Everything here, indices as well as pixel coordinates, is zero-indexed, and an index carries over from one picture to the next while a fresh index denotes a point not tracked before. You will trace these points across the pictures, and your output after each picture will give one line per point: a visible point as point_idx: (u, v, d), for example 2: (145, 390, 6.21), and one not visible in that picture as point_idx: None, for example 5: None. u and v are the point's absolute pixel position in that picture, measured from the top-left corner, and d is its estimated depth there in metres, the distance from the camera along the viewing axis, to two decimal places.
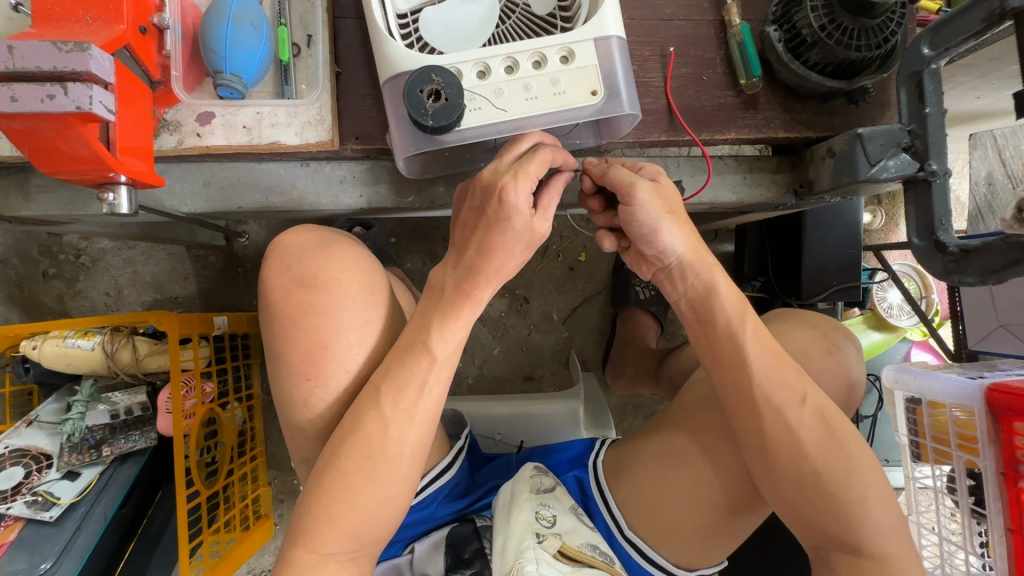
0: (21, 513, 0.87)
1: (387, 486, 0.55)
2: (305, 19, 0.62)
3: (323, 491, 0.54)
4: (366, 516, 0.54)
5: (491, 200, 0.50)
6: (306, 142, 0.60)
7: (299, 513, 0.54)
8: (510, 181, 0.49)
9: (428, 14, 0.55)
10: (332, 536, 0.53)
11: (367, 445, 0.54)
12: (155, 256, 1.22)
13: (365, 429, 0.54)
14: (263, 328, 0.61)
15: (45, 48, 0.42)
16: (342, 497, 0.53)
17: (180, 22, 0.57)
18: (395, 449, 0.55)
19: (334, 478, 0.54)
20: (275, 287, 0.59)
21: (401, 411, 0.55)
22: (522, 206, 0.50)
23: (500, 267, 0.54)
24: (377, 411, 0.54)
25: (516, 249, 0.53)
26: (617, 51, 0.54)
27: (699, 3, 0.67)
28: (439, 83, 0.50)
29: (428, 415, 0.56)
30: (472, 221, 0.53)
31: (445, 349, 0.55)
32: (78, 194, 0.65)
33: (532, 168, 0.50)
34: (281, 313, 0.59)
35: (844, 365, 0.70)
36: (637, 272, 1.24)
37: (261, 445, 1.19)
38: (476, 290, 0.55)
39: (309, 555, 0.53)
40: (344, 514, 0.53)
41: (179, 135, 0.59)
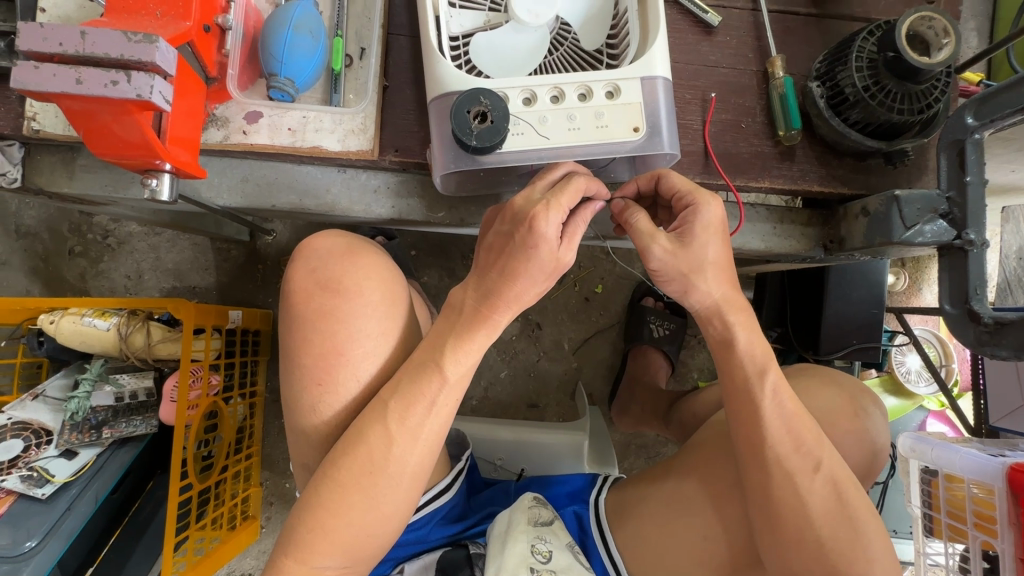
0: (13, 488, 0.85)
1: (380, 495, 0.53)
2: (361, 32, 0.63)
3: (321, 503, 0.53)
4: (360, 530, 0.53)
5: (521, 226, 0.50)
6: (346, 149, 0.61)
7: (294, 522, 0.53)
8: (542, 210, 0.49)
9: (479, 39, 0.58)
10: (325, 549, 0.52)
11: (370, 459, 0.53)
12: (180, 244, 1.24)
13: (369, 441, 0.53)
14: (282, 324, 0.61)
15: (115, 36, 0.44)
16: (338, 509, 0.53)
17: (243, 22, 0.59)
18: (395, 459, 0.54)
19: (321, 492, 0.53)
20: (300, 288, 0.59)
21: (408, 429, 0.54)
22: (551, 236, 0.50)
23: (519, 296, 0.53)
24: (384, 426, 0.54)
25: (539, 278, 0.53)
26: (662, 91, 0.54)
27: (744, 53, 0.67)
28: (486, 106, 0.49)
29: (434, 434, 0.55)
30: (499, 244, 0.53)
31: (458, 372, 0.55)
32: (120, 178, 0.66)
33: (564, 198, 0.50)
34: (301, 313, 0.59)
35: (872, 429, 0.69)
36: (653, 310, 1.25)
37: (258, 445, 1.19)
38: (496, 315, 0.54)
39: (298, 565, 0.52)
40: (339, 523, 0.52)
41: (225, 131, 0.61)
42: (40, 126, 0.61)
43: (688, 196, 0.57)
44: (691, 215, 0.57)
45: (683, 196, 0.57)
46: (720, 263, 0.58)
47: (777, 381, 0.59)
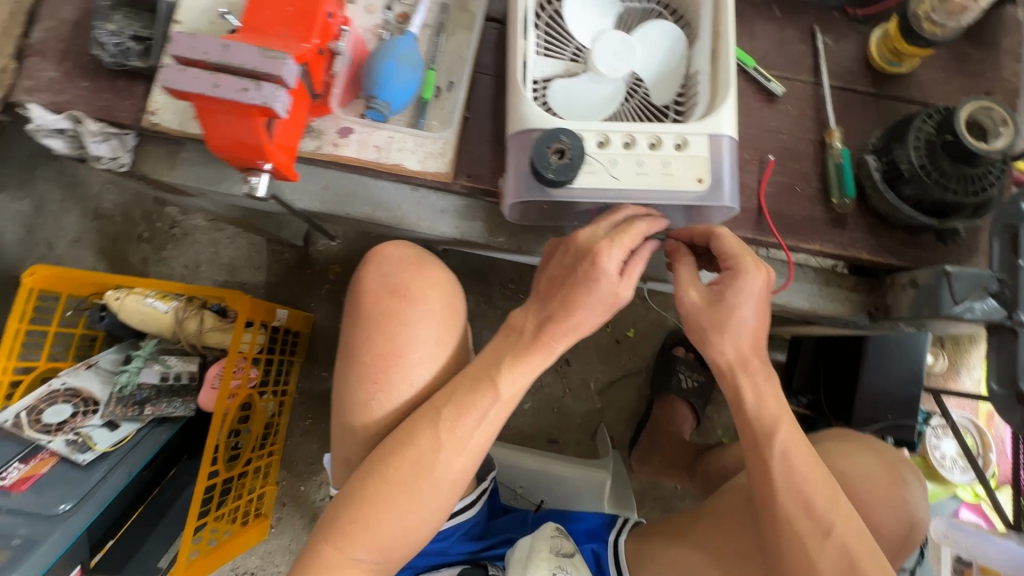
0: (58, 450, 0.89)
1: (422, 499, 0.55)
2: (454, 68, 0.68)
3: (367, 495, 0.55)
4: (399, 528, 0.55)
5: (584, 260, 0.54)
6: (424, 169, 0.66)
7: (339, 509, 0.55)
8: (605, 247, 0.53)
9: (556, 86, 0.64)
10: (364, 540, 0.54)
11: (419, 459, 0.55)
12: (239, 242, 1.32)
13: (420, 442, 0.56)
14: (347, 321, 0.65)
15: (253, 51, 0.50)
16: (381, 504, 0.55)
17: (352, 49, 0.65)
18: (440, 464, 0.56)
19: (364, 486, 0.56)
20: (368, 289, 0.63)
21: (458, 437, 0.56)
22: (611, 271, 0.54)
23: (577, 325, 0.57)
24: (436, 430, 0.56)
25: (596, 311, 0.56)
26: (728, 149, 0.58)
27: (804, 122, 0.71)
28: (566, 144, 0.54)
29: (479, 444, 0.57)
30: (561, 275, 0.57)
31: (511, 390, 0.57)
32: (215, 173, 0.73)
33: (627, 238, 0.54)
34: (369, 312, 0.63)
35: (907, 502, 0.66)
36: (683, 360, 1.25)
37: (280, 444, 1.22)
38: (553, 341, 0.57)
39: (338, 553, 0.54)
40: (379, 520, 0.54)
41: (318, 142, 0.66)
42: (158, 120, 0.67)
43: (732, 260, 0.59)
44: (729, 279, 0.59)
45: (727, 258, 0.59)
46: (748, 326, 0.60)
47: (789, 440, 0.59)
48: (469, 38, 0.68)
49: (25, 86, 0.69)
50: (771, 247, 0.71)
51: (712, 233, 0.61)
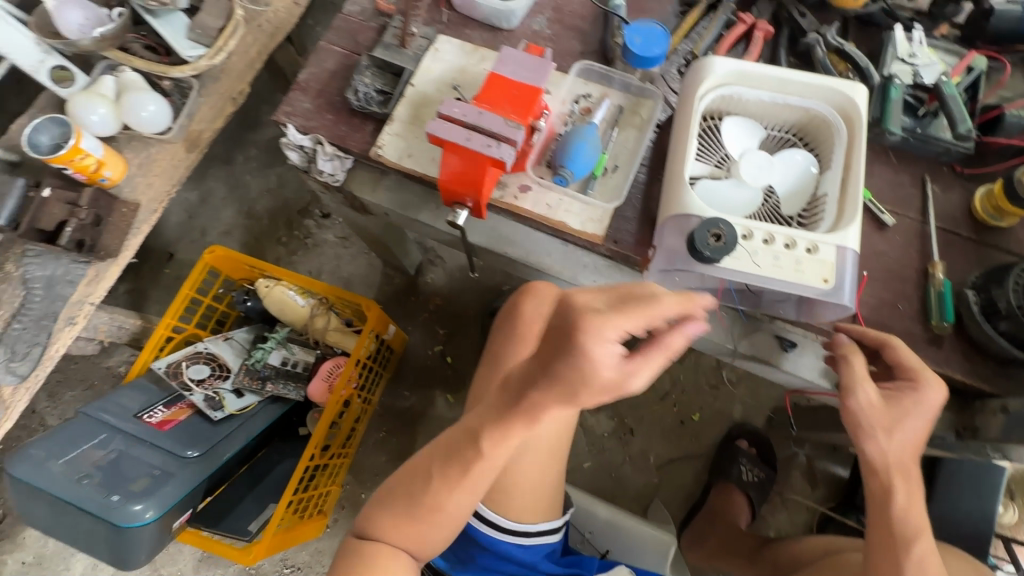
0: (197, 402, 1.03)
1: (431, 521, 0.67)
2: (620, 155, 0.83)
3: (377, 500, 0.71)
4: (412, 538, 0.69)
5: (569, 337, 0.47)
6: (584, 230, 0.80)
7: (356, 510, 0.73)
8: (600, 326, 0.46)
9: (703, 184, 0.78)
10: (372, 534, 0.70)
11: (425, 492, 0.67)
12: (359, 261, 1.49)
13: (424, 480, 0.67)
14: (502, 334, 0.76)
15: (500, 120, 0.68)
16: (388, 512, 0.69)
17: (547, 130, 0.82)
18: (451, 498, 0.66)
19: (388, 503, 0.69)
20: (530, 315, 0.73)
21: (450, 478, 0.65)
22: (612, 360, 0.47)
23: (535, 406, 0.55)
24: (433, 471, 0.66)
25: (550, 390, 0.51)
26: (851, 259, 0.69)
27: (910, 251, 0.82)
28: (722, 230, 0.67)
29: (473, 485, 0.65)
30: (548, 346, 0.50)
31: (493, 453, 0.61)
32: (406, 201, 0.89)
33: (634, 314, 0.47)
34: (523, 331, 0.74)
35: None
36: (745, 453, 1.29)
37: (353, 449, 1.29)
38: (543, 416, 0.55)
39: (356, 539, 0.71)
40: (395, 532, 0.69)
41: (502, 192, 0.81)
42: (383, 153, 0.84)
43: (914, 372, 0.67)
44: (909, 388, 0.67)
45: (909, 370, 0.68)
46: (914, 434, 0.67)
47: (925, 551, 0.65)
48: (637, 136, 0.84)
49: (285, 111, 0.88)
50: None
51: (887, 342, 0.70)
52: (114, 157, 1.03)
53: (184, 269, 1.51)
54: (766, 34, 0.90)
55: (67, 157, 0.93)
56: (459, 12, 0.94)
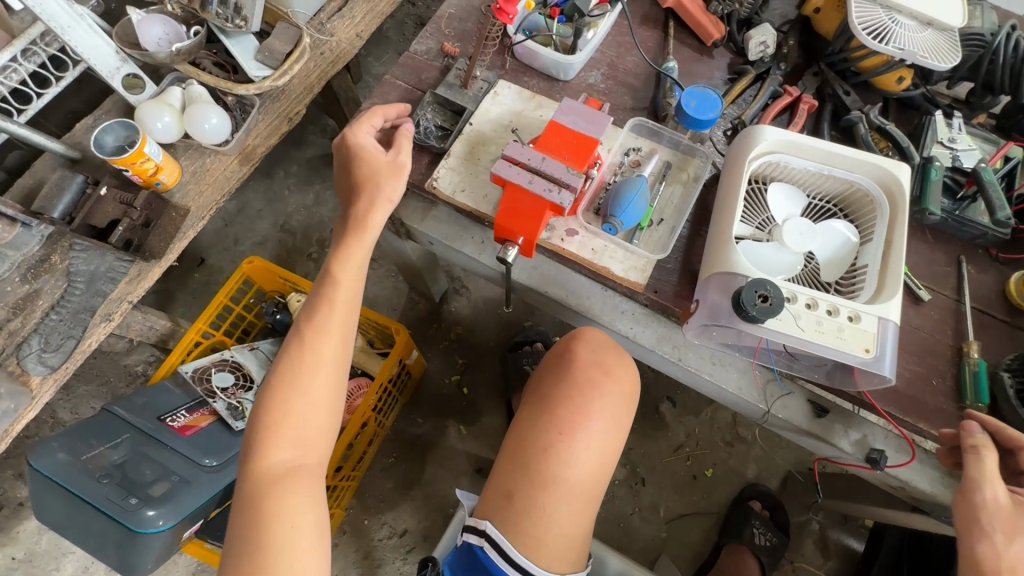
0: (219, 411, 1.01)
1: (307, 389, 0.73)
2: (665, 209, 0.87)
3: (268, 401, 0.73)
4: (263, 413, 0.73)
5: (343, 149, 0.79)
6: (626, 277, 0.82)
7: (253, 425, 0.73)
8: (356, 127, 0.80)
9: (747, 243, 0.80)
10: (280, 444, 0.71)
11: (295, 357, 0.74)
12: (385, 283, 1.51)
13: (292, 346, 0.75)
14: (549, 376, 0.74)
15: (562, 168, 0.72)
16: (282, 403, 0.72)
17: (598, 179, 0.86)
18: (320, 351, 0.75)
19: (268, 396, 0.73)
20: (580, 358, 0.73)
21: (315, 329, 0.75)
22: (370, 142, 0.79)
23: (383, 197, 0.77)
24: (302, 335, 0.75)
25: (379, 168, 0.77)
26: (892, 331, 0.71)
27: (945, 328, 0.83)
28: (769, 292, 0.68)
29: (323, 329, 0.75)
30: (341, 177, 0.80)
31: (341, 274, 0.76)
32: (452, 232, 0.92)
33: (373, 118, 0.82)
34: (573, 375, 0.72)
35: None
36: (758, 515, 1.27)
37: (360, 472, 1.27)
38: (372, 216, 0.77)
39: (260, 457, 0.71)
40: (283, 424, 0.72)
41: (550, 233, 0.83)
42: (438, 185, 0.87)
43: None
44: None
45: None
46: None
47: None
48: (682, 192, 0.88)
49: None
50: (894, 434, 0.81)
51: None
52: (171, 164, 1.06)
53: (212, 275, 1.53)
54: (811, 106, 0.94)
55: (129, 159, 0.96)
56: (518, 60, 0.99)
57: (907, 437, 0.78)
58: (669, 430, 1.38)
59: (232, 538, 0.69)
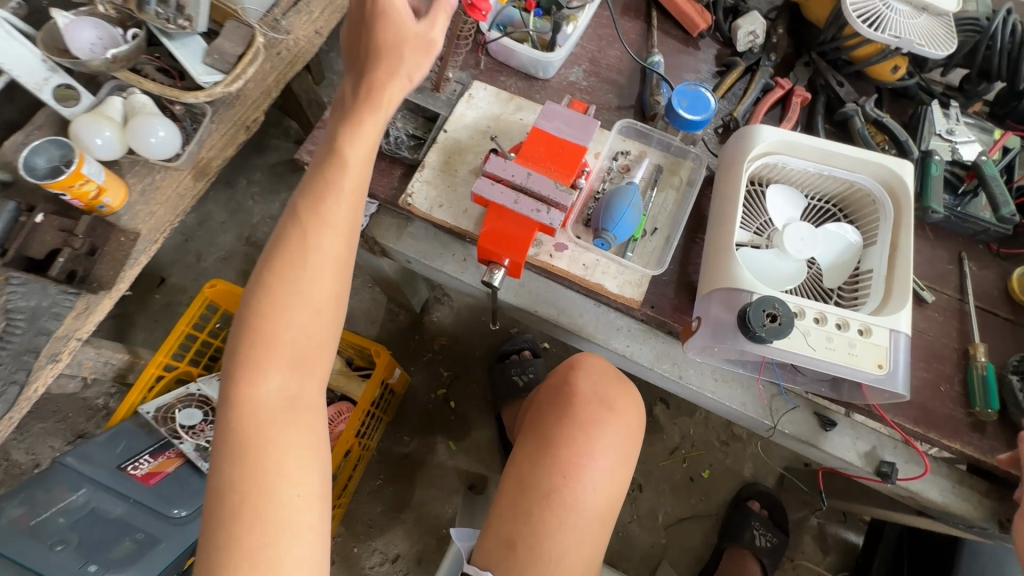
0: (187, 452, 0.93)
1: (302, 300, 0.61)
2: (659, 217, 0.81)
3: (256, 308, 0.61)
4: (251, 323, 0.61)
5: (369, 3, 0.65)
6: (621, 293, 0.77)
7: (238, 339, 0.61)
8: None
9: (748, 253, 0.75)
10: (271, 364, 0.61)
11: (290, 259, 0.62)
12: (362, 295, 1.43)
13: (288, 240, 0.62)
14: (547, 413, 0.69)
15: (547, 184, 0.67)
16: (274, 312, 0.61)
17: (586, 189, 0.80)
18: (314, 257, 0.62)
19: (256, 303, 0.61)
20: (581, 391, 0.69)
21: (318, 219, 0.62)
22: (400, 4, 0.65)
23: (395, 78, 0.64)
24: (302, 226, 0.62)
25: (407, 43, 0.64)
26: (904, 343, 0.67)
27: (949, 330, 0.80)
28: (778, 310, 0.64)
29: (327, 223, 0.63)
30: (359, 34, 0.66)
31: (355, 155, 0.64)
32: (431, 250, 0.85)
33: None
34: (575, 410, 0.68)
35: None
36: (757, 515, 1.25)
37: (347, 498, 1.21)
38: (390, 92, 0.64)
39: (246, 380, 0.60)
40: (273, 339, 0.61)
41: (538, 249, 0.78)
42: (413, 202, 0.81)
43: None
44: None
45: None
46: None
47: None
48: (676, 198, 0.82)
49: (308, 148, 0.82)
50: (901, 444, 0.78)
51: None
52: (116, 184, 0.96)
53: (174, 295, 1.43)
54: (803, 100, 0.90)
55: (66, 182, 0.87)
56: (494, 58, 0.91)
57: (916, 448, 0.76)
58: (664, 433, 1.36)
59: (215, 470, 0.60)
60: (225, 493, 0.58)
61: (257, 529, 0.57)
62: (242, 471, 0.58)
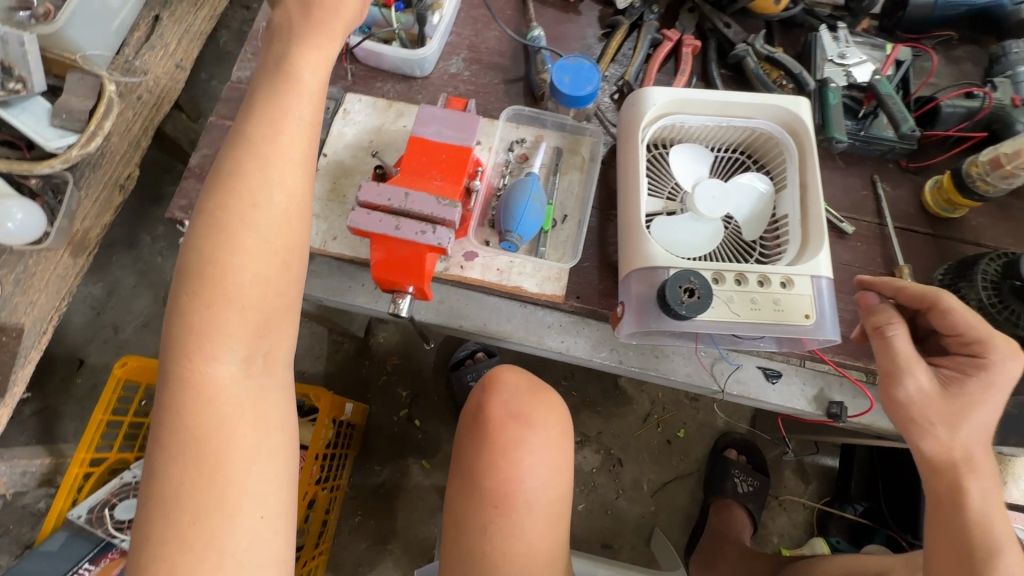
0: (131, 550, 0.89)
1: (260, 254, 0.53)
2: (567, 202, 0.77)
3: (204, 257, 0.52)
4: (201, 278, 0.51)
5: None
6: (542, 291, 0.73)
7: (182, 300, 0.51)
8: None
9: (661, 223, 0.72)
10: (228, 332, 0.51)
11: (243, 197, 0.53)
12: (300, 331, 1.36)
13: (238, 175, 0.53)
14: (465, 444, 0.67)
15: (431, 201, 0.62)
16: (225, 258, 0.51)
17: (484, 189, 0.75)
18: (273, 199, 0.54)
19: (202, 252, 0.52)
20: (493, 416, 0.66)
21: (275, 148, 0.55)
22: None
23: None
24: (254, 155, 0.54)
25: None
26: (827, 288, 0.65)
27: (874, 257, 0.79)
28: (695, 284, 0.61)
29: (286, 152, 0.55)
30: None
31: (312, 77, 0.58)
32: (338, 284, 0.78)
33: None
34: (491, 437, 0.65)
35: None
36: (736, 463, 1.26)
37: (327, 543, 1.17)
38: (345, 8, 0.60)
39: (199, 352, 0.50)
40: (230, 300, 0.51)
41: (446, 263, 0.73)
42: None
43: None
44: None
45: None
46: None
47: None
48: (581, 178, 0.78)
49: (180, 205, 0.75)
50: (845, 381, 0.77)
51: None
52: None
53: (99, 375, 1.32)
54: (694, 49, 0.86)
55: None
56: (363, 64, 0.84)
57: (857, 382, 0.76)
58: (634, 403, 1.35)
59: (159, 470, 0.49)
60: (171, 496, 0.48)
61: (213, 532, 0.48)
62: (195, 469, 0.49)
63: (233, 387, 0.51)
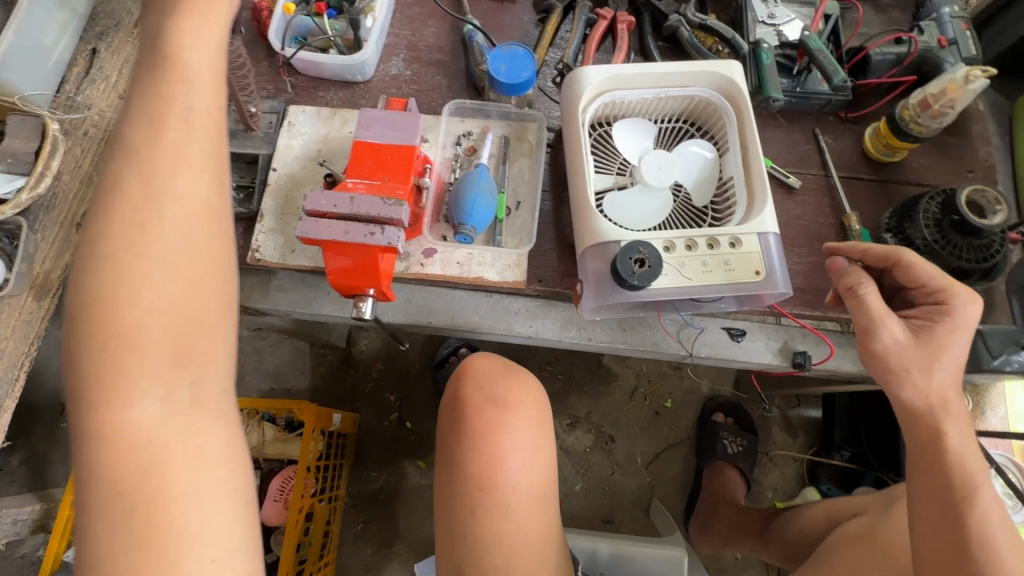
0: None
1: (163, 273, 0.47)
2: (519, 189, 0.78)
3: (98, 290, 0.46)
4: (98, 314, 0.46)
5: None
6: (504, 278, 0.74)
7: (83, 343, 0.46)
8: None
9: (610, 199, 0.73)
10: (141, 368, 0.47)
11: (132, 218, 0.47)
12: (282, 349, 1.36)
13: (121, 194, 0.48)
14: (446, 434, 0.68)
15: (377, 202, 0.63)
16: (123, 287, 0.46)
17: (435, 185, 0.76)
18: (166, 211, 0.48)
19: (95, 284, 0.46)
20: (469, 402, 0.68)
21: (161, 156, 0.49)
22: None
23: None
24: (138, 168, 0.48)
25: None
26: (774, 243, 0.67)
27: (823, 208, 0.81)
28: (645, 254, 0.63)
29: (176, 157, 0.49)
30: None
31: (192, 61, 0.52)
32: (304, 296, 0.79)
33: None
34: (471, 422, 0.67)
35: None
36: (724, 426, 1.29)
37: (333, 552, 1.18)
38: None
39: (111, 395, 0.46)
40: (135, 331, 0.46)
41: (406, 262, 0.74)
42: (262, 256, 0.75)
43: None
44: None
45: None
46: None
47: None
48: (530, 163, 0.79)
49: None
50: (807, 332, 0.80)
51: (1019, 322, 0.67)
52: None
53: None
54: (629, 24, 0.87)
55: None
56: (304, 75, 0.84)
57: (817, 331, 0.78)
58: (619, 379, 1.36)
59: (93, 527, 0.45)
60: (113, 551, 0.44)
61: None
62: (131, 520, 0.45)
63: (158, 426, 0.47)
